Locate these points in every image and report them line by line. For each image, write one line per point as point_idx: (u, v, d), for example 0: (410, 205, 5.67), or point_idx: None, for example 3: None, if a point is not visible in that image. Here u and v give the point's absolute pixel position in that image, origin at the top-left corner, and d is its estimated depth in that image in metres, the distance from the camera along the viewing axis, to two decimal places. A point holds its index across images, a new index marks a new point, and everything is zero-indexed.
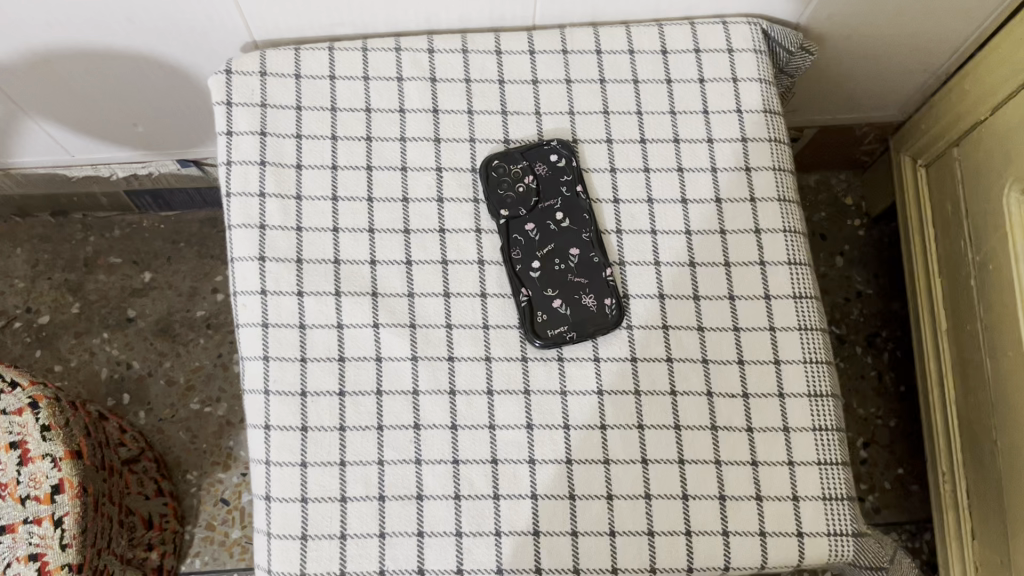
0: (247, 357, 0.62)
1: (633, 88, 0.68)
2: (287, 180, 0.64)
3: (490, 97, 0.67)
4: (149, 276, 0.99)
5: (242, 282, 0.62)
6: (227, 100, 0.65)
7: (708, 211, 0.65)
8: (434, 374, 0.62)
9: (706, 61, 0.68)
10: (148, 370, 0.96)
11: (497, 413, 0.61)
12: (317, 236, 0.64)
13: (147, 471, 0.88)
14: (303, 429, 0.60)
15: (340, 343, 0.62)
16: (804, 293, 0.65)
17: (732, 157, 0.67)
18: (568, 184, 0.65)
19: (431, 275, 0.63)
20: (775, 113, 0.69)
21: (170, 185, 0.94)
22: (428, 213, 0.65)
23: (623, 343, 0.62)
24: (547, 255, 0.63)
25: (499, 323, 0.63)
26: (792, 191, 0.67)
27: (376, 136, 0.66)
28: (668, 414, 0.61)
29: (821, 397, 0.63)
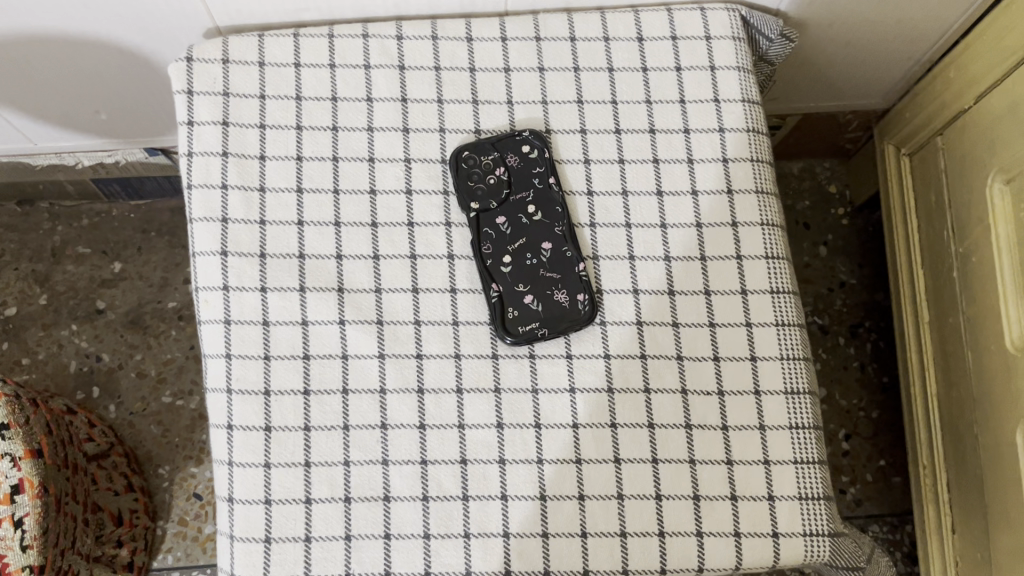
0: (209, 355, 0.60)
1: (608, 77, 0.66)
2: (250, 171, 0.62)
3: (461, 86, 0.65)
4: (118, 266, 0.97)
5: (204, 277, 0.61)
6: (188, 88, 0.63)
7: (684, 203, 0.64)
8: (402, 373, 0.60)
9: (683, 49, 0.67)
10: (118, 362, 0.94)
11: (466, 412, 0.59)
12: (281, 230, 0.62)
13: (116, 466, 0.87)
14: (267, 429, 0.59)
15: (305, 340, 0.60)
16: (782, 288, 0.63)
17: (709, 149, 0.65)
18: (541, 176, 0.63)
19: (399, 270, 0.62)
20: (754, 103, 0.67)
21: (139, 174, 0.92)
22: (396, 206, 0.63)
23: (596, 340, 0.61)
24: (519, 250, 0.62)
25: (469, 320, 0.61)
26: (770, 183, 0.66)
27: (343, 126, 0.64)
28: (642, 412, 0.60)
29: (798, 394, 0.61)
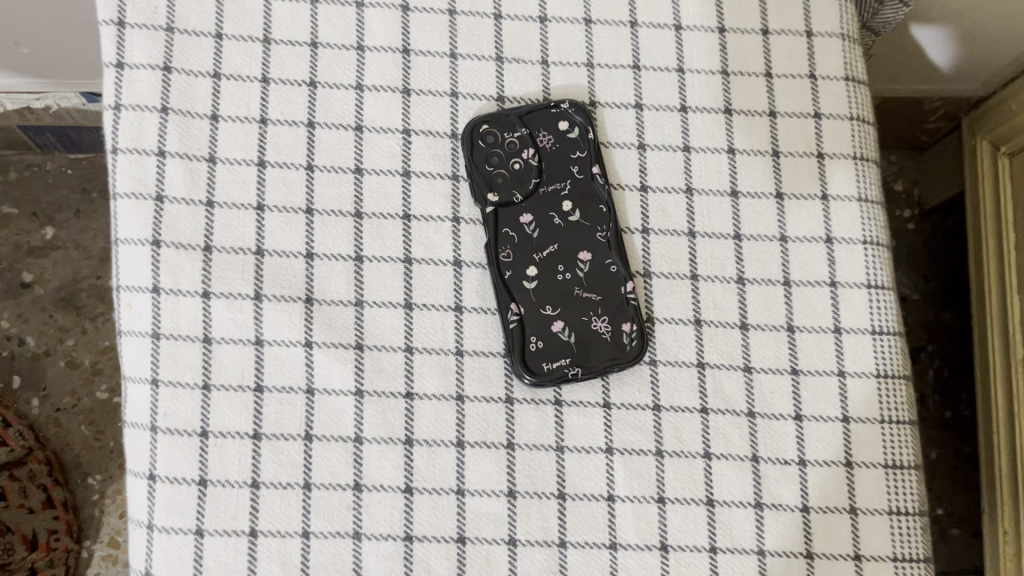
0: (129, 378, 0.45)
1: (674, 37, 0.50)
2: (197, 135, 0.47)
3: (481, 37, 0.50)
4: (50, 232, 0.81)
5: (127, 273, 0.45)
6: (118, 18, 0.47)
7: (764, 209, 0.49)
8: (385, 418, 0.45)
9: (773, 6, 0.51)
10: (45, 348, 0.79)
11: (468, 474, 0.45)
12: (233, 216, 0.46)
13: (33, 477, 0.73)
14: (202, 484, 0.44)
15: (258, 366, 0.45)
16: (887, 328, 0.48)
17: (801, 140, 0.50)
18: (580, 163, 0.48)
19: (389, 279, 0.47)
20: (860, 82, 0.51)
21: (77, 124, 0.75)
22: (389, 192, 0.48)
23: (644, 384, 0.46)
24: (548, 259, 0.47)
25: (478, 350, 0.46)
26: (877, 189, 0.50)
27: (324, 82, 0.48)
28: (699, 485, 0.46)
29: (901, 469, 0.47)
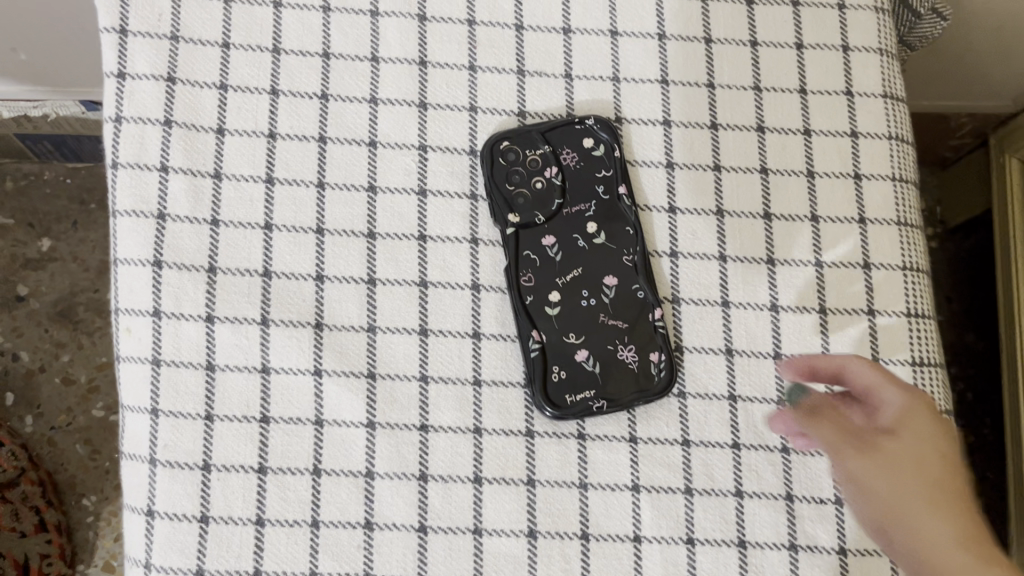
0: (127, 407, 0.43)
1: (704, 51, 0.48)
2: (201, 149, 0.44)
3: (502, 49, 0.47)
4: (47, 244, 0.78)
5: (126, 295, 0.43)
6: (120, 25, 0.45)
7: (798, 232, 0.46)
8: (398, 452, 0.43)
9: (808, 19, 0.48)
10: (39, 364, 0.76)
11: (486, 512, 0.43)
12: (239, 235, 0.44)
13: (25, 499, 0.70)
14: (203, 521, 0.42)
15: (264, 395, 0.43)
16: (929, 359, 0.46)
17: (837, 159, 0.47)
18: (605, 182, 0.45)
19: (404, 303, 0.44)
20: (898, 99, 0.49)
21: (76, 132, 0.73)
22: (404, 211, 0.45)
23: (672, 418, 0.44)
24: (571, 284, 0.44)
25: (497, 380, 0.44)
26: (915, 211, 0.48)
27: (337, 95, 0.46)
28: (730, 525, 0.43)
29: None
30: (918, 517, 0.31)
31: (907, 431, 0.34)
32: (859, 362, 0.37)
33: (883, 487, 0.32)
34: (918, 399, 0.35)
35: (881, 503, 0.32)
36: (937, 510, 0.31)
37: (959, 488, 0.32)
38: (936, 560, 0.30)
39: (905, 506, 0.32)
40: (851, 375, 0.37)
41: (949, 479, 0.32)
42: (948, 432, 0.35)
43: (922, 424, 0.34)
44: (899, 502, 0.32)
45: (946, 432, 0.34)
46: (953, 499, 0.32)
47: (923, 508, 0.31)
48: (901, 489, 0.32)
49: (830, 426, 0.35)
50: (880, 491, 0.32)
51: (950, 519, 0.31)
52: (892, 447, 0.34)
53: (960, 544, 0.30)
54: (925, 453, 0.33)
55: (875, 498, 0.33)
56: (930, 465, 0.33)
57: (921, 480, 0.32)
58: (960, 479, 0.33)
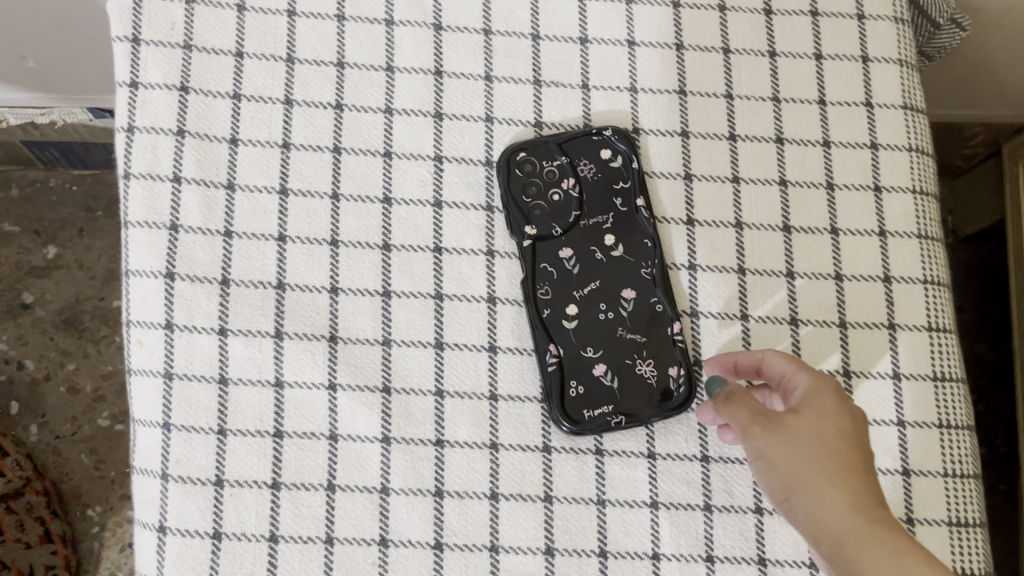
0: (138, 421, 0.42)
1: (722, 61, 0.47)
2: (214, 160, 0.44)
3: (518, 59, 0.47)
4: (53, 252, 0.78)
5: (138, 307, 0.42)
6: (133, 34, 0.44)
7: (818, 245, 0.46)
8: (414, 468, 0.42)
9: (827, 29, 0.48)
10: (44, 372, 0.76)
11: (503, 529, 0.42)
12: (252, 247, 0.43)
13: (30, 509, 0.70)
14: (215, 537, 0.41)
15: (278, 410, 0.42)
16: (950, 375, 0.45)
17: (857, 171, 0.47)
18: (623, 194, 0.45)
19: (419, 316, 0.44)
20: (918, 110, 0.48)
21: (83, 139, 0.72)
22: (419, 223, 0.45)
23: (691, 434, 0.43)
24: (589, 297, 0.44)
25: (513, 394, 0.43)
26: (936, 224, 0.47)
27: (351, 105, 0.45)
28: (750, 542, 0.43)
29: (965, 526, 0.44)
30: (819, 491, 0.32)
31: (813, 408, 0.35)
32: (774, 354, 0.38)
33: (790, 457, 0.33)
34: (818, 374, 0.36)
35: (787, 474, 0.33)
36: (839, 479, 0.32)
37: (857, 455, 0.33)
38: (838, 527, 0.32)
39: (812, 475, 0.33)
40: (770, 367, 0.38)
41: (850, 455, 0.33)
42: (852, 410, 0.35)
43: (824, 396, 0.35)
44: (805, 473, 0.33)
45: (843, 400, 0.35)
46: (853, 464, 0.33)
47: (824, 478, 0.32)
48: (803, 459, 0.33)
49: (743, 409, 0.35)
50: (788, 460, 0.33)
51: (847, 485, 0.32)
52: (795, 423, 0.34)
53: (859, 512, 0.32)
54: (831, 425, 0.34)
55: (781, 469, 0.33)
56: (832, 438, 0.34)
57: (833, 450, 0.33)
58: (860, 443, 0.34)
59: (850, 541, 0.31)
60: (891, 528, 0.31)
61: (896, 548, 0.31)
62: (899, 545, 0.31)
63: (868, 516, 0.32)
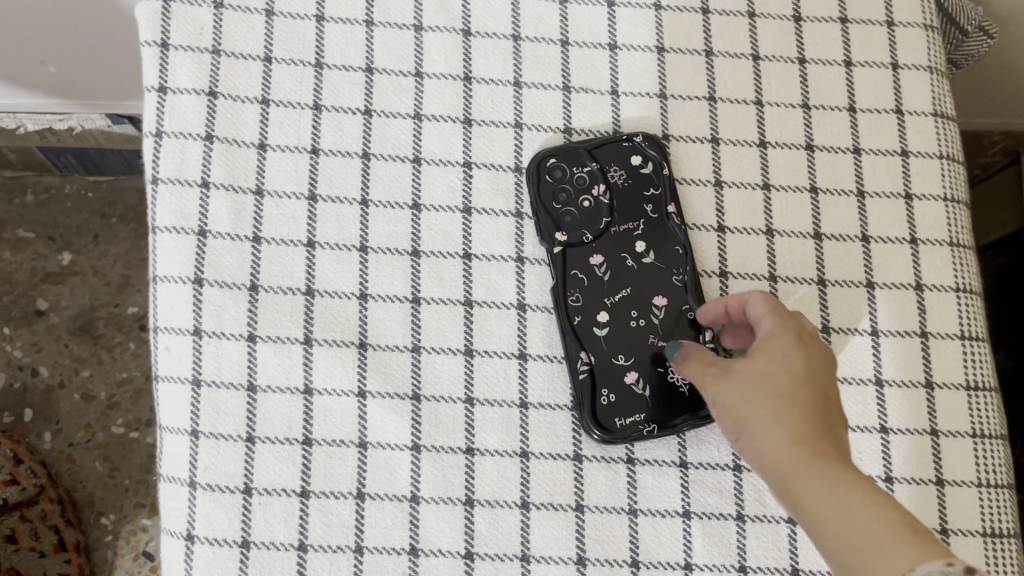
0: (165, 428, 0.41)
1: (751, 67, 0.47)
2: (243, 165, 0.44)
3: (548, 65, 0.46)
4: (68, 258, 0.77)
5: (166, 313, 0.42)
6: (162, 39, 0.44)
7: (850, 253, 0.45)
8: (444, 476, 0.42)
9: (856, 36, 0.48)
10: (59, 379, 0.75)
11: (534, 538, 0.42)
12: (281, 253, 0.43)
13: (45, 517, 0.69)
14: (244, 546, 0.41)
15: (307, 417, 0.42)
16: (982, 383, 0.45)
17: (888, 179, 0.46)
18: (654, 200, 0.45)
19: (449, 322, 0.43)
20: (948, 117, 0.48)
21: (99, 145, 0.72)
22: (448, 229, 0.44)
23: (723, 442, 0.43)
24: (620, 305, 0.43)
25: (544, 402, 0.43)
26: (967, 232, 0.47)
27: (381, 111, 0.45)
28: (783, 553, 0.42)
29: (1000, 537, 0.44)
30: (761, 427, 0.34)
31: (765, 351, 0.36)
32: (756, 297, 0.39)
33: (735, 400, 0.35)
34: (785, 317, 0.37)
35: (733, 415, 0.35)
36: (782, 414, 0.34)
37: (806, 393, 0.34)
38: (775, 460, 0.33)
39: (753, 415, 0.34)
40: (750, 311, 0.39)
41: (796, 392, 0.34)
42: (812, 351, 0.36)
43: (782, 338, 0.36)
44: (749, 412, 0.34)
45: (801, 341, 0.36)
46: (800, 401, 0.34)
47: (765, 416, 0.34)
48: (748, 401, 0.35)
49: (703, 361, 0.38)
50: (735, 403, 0.35)
51: (790, 420, 0.33)
52: (745, 368, 0.36)
53: (796, 443, 0.33)
54: (780, 366, 0.35)
55: (728, 412, 0.35)
56: (780, 377, 0.35)
57: (778, 389, 0.35)
58: (812, 381, 0.35)
59: (786, 471, 0.32)
60: (829, 459, 0.32)
61: (831, 478, 0.31)
62: (830, 473, 0.32)
63: (806, 448, 0.33)
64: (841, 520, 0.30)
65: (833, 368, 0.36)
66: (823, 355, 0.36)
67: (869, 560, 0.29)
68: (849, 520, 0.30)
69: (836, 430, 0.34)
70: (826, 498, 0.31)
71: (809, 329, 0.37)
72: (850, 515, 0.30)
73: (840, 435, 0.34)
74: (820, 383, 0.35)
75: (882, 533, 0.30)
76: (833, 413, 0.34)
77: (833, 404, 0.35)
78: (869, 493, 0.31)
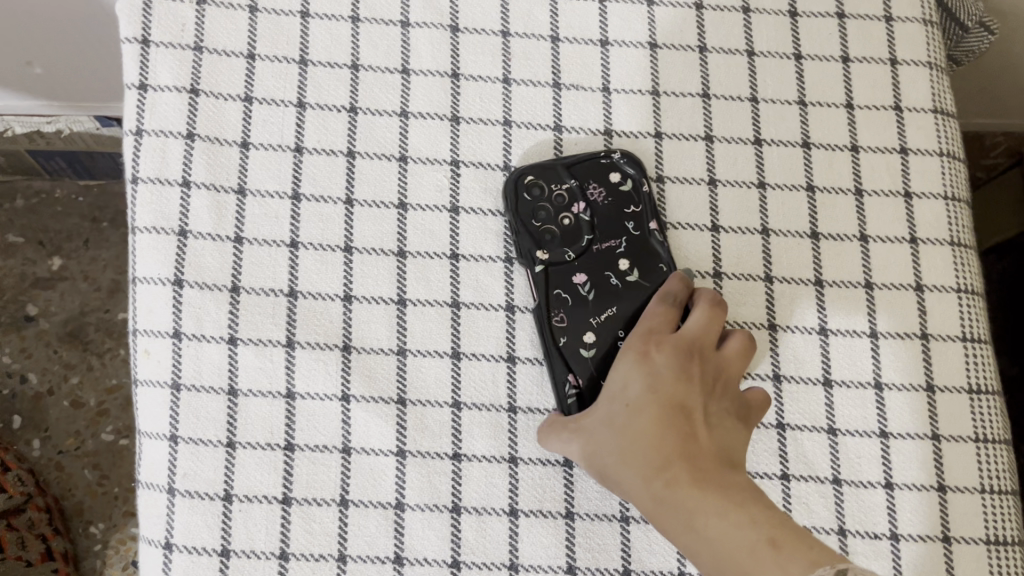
0: (144, 434, 0.40)
1: (746, 64, 0.46)
2: (225, 164, 0.42)
3: (537, 62, 0.45)
4: (58, 262, 0.76)
5: (145, 316, 0.41)
6: (142, 35, 0.43)
7: (846, 253, 0.44)
8: (429, 483, 0.41)
9: (853, 31, 0.47)
10: (48, 386, 0.74)
11: (523, 546, 0.41)
12: (264, 254, 0.42)
13: (32, 526, 0.68)
14: (224, 554, 0.39)
15: (289, 422, 0.41)
16: (985, 386, 0.44)
17: (886, 177, 0.45)
18: (636, 217, 0.43)
19: (436, 325, 0.42)
20: (948, 114, 0.47)
21: (88, 148, 0.71)
22: (435, 229, 0.43)
23: None
24: (606, 324, 0.43)
25: (532, 407, 0.42)
26: (968, 231, 0.46)
27: (366, 108, 0.44)
28: None
29: (1004, 544, 0.42)
30: (618, 475, 0.38)
31: (610, 388, 0.40)
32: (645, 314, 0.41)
33: (593, 453, 0.39)
34: (635, 336, 0.41)
35: (594, 465, 0.39)
36: (627, 457, 0.38)
37: (649, 413, 0.38)
38: (641, 500, 0.37)
39: (609, 464, 0.38)
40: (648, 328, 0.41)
41: (637, 425, 0.38)
42: (657, 368, 0.40)
43: (624, 365, 0.40)
44: (603, 461, 0.38)
45: (643, 364, 0.40)
46: (646, 431, 0.38)
47: (617, 461, 0.38)
48: (603, 449, 0.38)
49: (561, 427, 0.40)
50: (593, 454, 0.39)
51: (635, 460, 0.38)
52: (589, 419, 0.39)
53: (648, 478, 0.37)
54: (619, 408, 0.39)
55: (592, 464, 0.39)
56: (618, 418, 0.39)
57: (624, 433, 0.38)
58: (650, 410, 0.38)
59: (648, 507, 0.37)
60: (679, 481, 0.36)
61: (687, 505, 0.36)
62: (683, 502, 0.36)
63: (659, 479, 0.37)
64: (713, 551, 0.35)
65: (681, 374, 0.39)
66: (669, 366, 0.39)
67: (740, 569, 0.34)
68: (723, 548, 0.34)
69: (688, 438, 0.38)
70: (685, 523, 0.36)
71: (661, 338, 0.40)
72: (715, 539, 0.35)
73: (695, 438, 0.38)
74: (669, 400, 0.39)
75: (747, 543, 0.34)
76: (687, 420, 0.38)
77: (681, 412, 0.39)
78: (719, 512, 0.35)
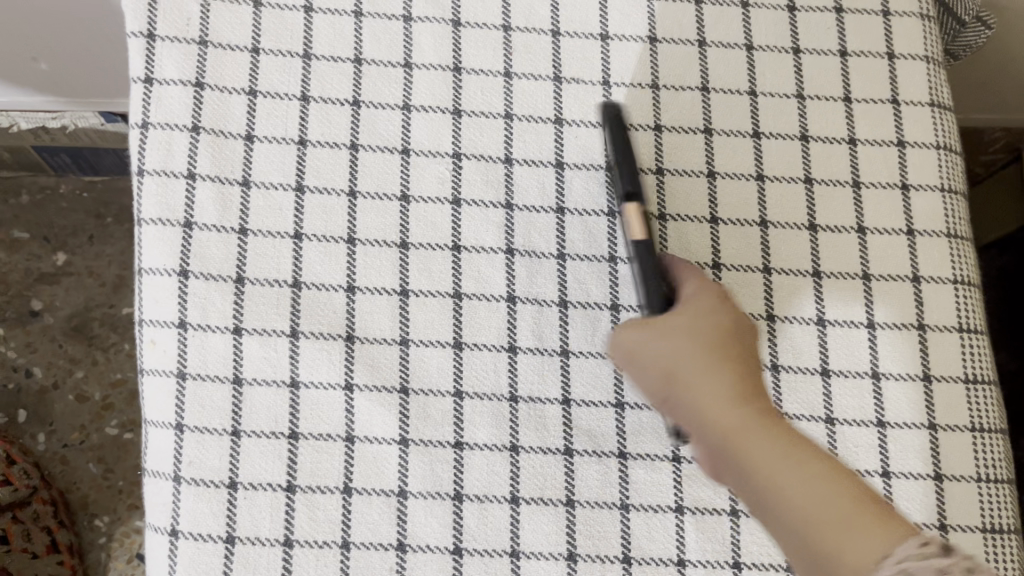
0: (150, 422, 0.41)
1: (745, 58, 0.46)
2: (229, 157, 0.43)
3: (538, 55, 0.46)
4: (63, 258, 0.77)
5: (152, 307, 0.41)
6: (148, 30, 0.43)
7: (844, 245, 0.45)
8: (431, 471, 0.41)
9: (850, 26, 0.47)
10: (53, 381, 0.75)
11: (524, 533, 0.41)
12: (267, 245, 0.42)
13: (37, 518, 0.68)
14: (228, 541, 0.40)
15: (293, 411, 0.41)
16: (981, 377, 0.44)
17: (884, 170, 0.46)
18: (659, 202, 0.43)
19: (437, 316, 0.43)
20: (944, 108, 0.47)
21: (93, 144, 0.71)
22: (437, 221, 0.44)
23: None
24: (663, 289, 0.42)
25: (533, 396, 0.42)
26: (964, 224, 0.47)
27: (368, 101, 0.44)
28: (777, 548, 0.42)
29: (999, 533, 0.43)
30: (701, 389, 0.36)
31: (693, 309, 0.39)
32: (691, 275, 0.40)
33: (678, 361, 0.37)
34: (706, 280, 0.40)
35: (672, 370, 0.37)
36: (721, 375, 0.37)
37: (737, 351, 0.38)
38: (721, 420, 0.36)
39: (694, 375, 0.37)
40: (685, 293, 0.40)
41: (728, 356, 0.37)
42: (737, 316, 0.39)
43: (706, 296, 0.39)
44: (688, 371, 0.37)
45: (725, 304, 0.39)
46: (734, 365, 0.37)
47: (705, 376, 0.37)
48: (689, 361, 0.37)
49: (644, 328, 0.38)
50: (676, 359, 0.37)
51: (728, 380, 0.36)
52: (677, 325, 0.38)
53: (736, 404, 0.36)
54: (712, 329, 0.38)
55: (667, 368, 0.37)
56: (713, 338, 0.37)
57: (713, 355, 0.37)
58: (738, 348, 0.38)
59: (727, 431, 0.35)
60: (768, 421, 0.35)
61: (775, 442, 0.35)
62: (773, 437, 0.35)
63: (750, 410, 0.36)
64: (798, 492, 0.33)
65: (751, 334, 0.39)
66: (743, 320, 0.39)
67: (823, 521, 0.32)
68: (809, 493, 0.33)
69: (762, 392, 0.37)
70: (771, 455, 0.34)
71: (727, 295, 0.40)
72: (805, 482, 0.33)
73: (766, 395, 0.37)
74: (747, 350, 0.38)
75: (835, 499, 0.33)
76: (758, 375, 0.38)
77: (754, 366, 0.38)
78: (810, 458, 0.34)
